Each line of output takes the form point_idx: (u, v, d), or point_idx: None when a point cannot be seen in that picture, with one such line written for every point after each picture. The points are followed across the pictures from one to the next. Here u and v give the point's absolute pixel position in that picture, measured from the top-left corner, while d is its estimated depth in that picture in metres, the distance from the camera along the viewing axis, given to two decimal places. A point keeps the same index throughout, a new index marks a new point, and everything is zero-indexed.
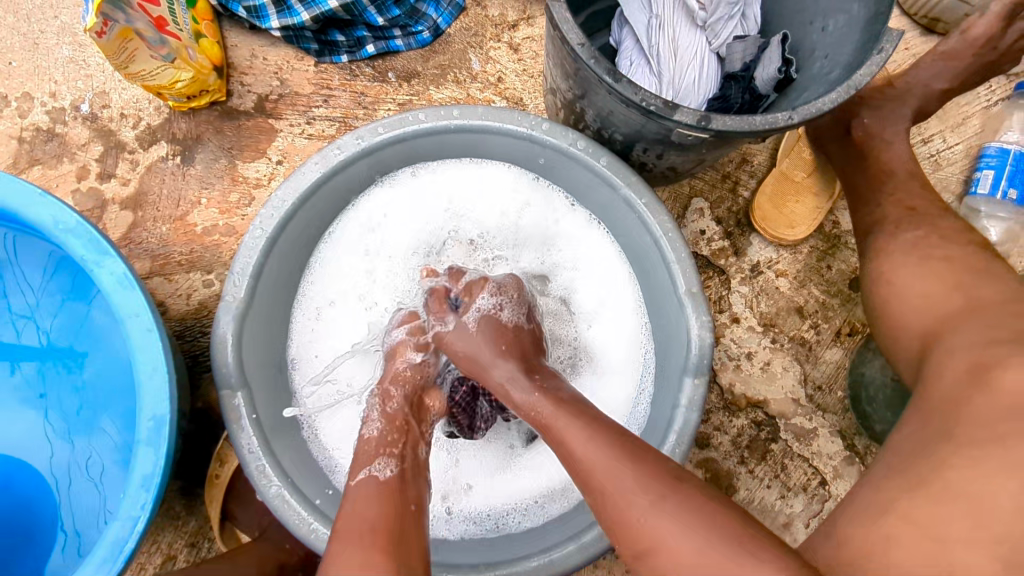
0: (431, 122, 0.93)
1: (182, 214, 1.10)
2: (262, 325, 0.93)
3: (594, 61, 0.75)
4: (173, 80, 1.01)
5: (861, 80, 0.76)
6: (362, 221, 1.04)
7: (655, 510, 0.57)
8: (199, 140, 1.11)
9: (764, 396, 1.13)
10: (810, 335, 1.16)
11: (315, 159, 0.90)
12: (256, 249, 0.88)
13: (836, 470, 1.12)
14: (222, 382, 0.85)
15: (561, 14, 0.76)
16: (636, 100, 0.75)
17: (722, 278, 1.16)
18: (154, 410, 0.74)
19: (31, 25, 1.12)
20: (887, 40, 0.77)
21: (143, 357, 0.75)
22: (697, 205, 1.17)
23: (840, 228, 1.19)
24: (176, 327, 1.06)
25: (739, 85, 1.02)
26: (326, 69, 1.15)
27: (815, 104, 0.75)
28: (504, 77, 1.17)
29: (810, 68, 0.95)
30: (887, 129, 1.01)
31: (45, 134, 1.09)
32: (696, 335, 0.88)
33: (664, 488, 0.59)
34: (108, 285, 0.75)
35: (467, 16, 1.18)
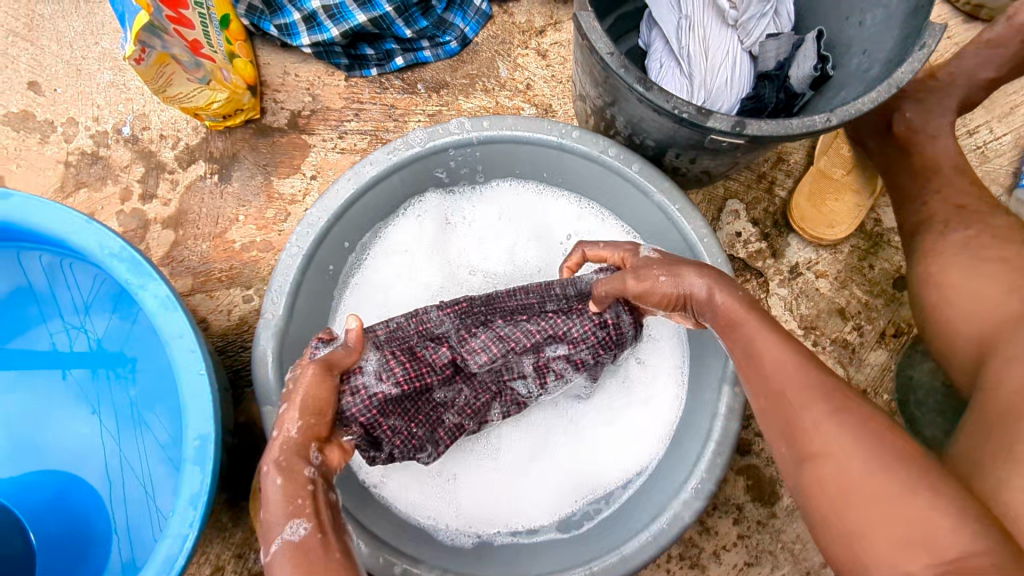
0: (460, 136, 0.94)
1: (221, 231, 1.12)
2: (303, 341, 0.95)
3: (623, 69, 0.73)
4: (209, 101, 1.03)
5: (902, 78, 0.74)
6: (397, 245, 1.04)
7: (828, 416, 0.53)
8: (235, 158, 1.14)
9: None
10: (852, 337, 1.13)
11: (347, 176, 0.92)
12: (293, 267, 0.89)
13: None
14: (264, 398, 0.86)
15: (589, 23, 0.75)
16: (667, 107, 0.73)
17: (760, 281, 1.13)
18: (199, 429, 0.76)
19: (73, 52, 1.15)
20: (930, 34, 0.74)
21: (186, 377, 0.77)
22: (732, 207, 1.15)
23: (882, 226, 1.15)
24: (217, 343, 1.09)
25: (773, 84, 1.00)
26: (356, 83, 1.16)
27: (854, 105, 0.73)
28: (533, 84, 1.17)
29: (848, 65, 0.92)
30: (931, 123, 0.97)
31: (90, 158, 1.13)
32: None
33: (837, 400, 0.54)
34: (151, 307, 0.77)
35: (493, 25, 1.18)
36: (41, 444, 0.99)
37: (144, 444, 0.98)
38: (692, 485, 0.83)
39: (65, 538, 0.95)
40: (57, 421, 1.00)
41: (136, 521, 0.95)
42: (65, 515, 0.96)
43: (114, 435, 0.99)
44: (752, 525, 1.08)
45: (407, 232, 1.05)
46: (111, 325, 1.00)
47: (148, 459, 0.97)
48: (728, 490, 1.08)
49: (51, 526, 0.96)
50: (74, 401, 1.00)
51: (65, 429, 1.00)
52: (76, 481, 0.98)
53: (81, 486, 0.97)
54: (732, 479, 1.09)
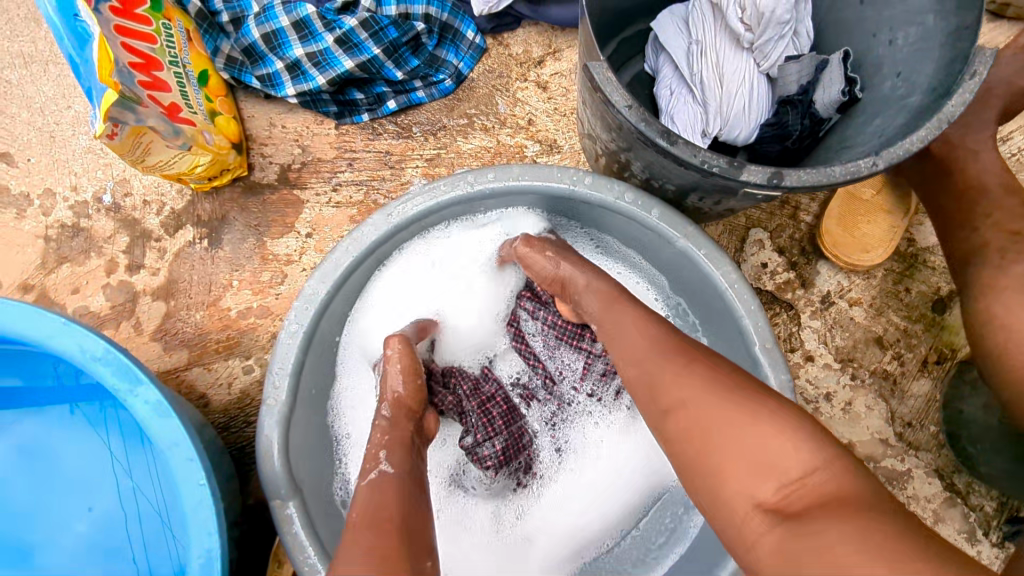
0: (463, 190, 0.86)
1: (215, 299, 1.05)
2: (307, 420, 0.88)
3: (644, 122, 0.66)
4: (192, 165, 0.96)
5: (953, 112, 0.66)
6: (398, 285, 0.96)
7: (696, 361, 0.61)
8: (225, 220, 1.07)
9: (848, 438, 1.04)
10: (893, 367, 1.06)
11: (346, 242, 0.85)
12: (293, 346, 0.83)
13: (936, 513, 1.02)
14: (272, 492, 0.80)
15: (602, 75, 0.67)
16: (695, 161, 0.66)
17: (790, 313, 1.06)
18: (203, 545, 0.70)
19: (45, 119, 1.09)
20: (981, 60, 0.66)
21: (185, 489, 0.70)
22: (756, 236, 1.08)
23: (916, 246, 1.08)
24: (220, 420, 1.02)
25: (797, 110, 0.92)
26: (347, 130, 1.09)
27: (901, 146, 0.66)
28: (535, 119, 1.10)
29: (878, 87, 0.85)
30: (971, 139, 0.89)
31: (71, 230, 1.06)
32: (776, 397, 0.81)
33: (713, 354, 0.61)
34: (143, 415, 0.71)
35: (489, 58, 1.11)
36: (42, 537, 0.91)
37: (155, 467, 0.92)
38: None
39: None
40: (63, 446, 0.93)
41: (152, 536, 0.90)
42: (85, 545, 0.91)
43: (124, 457, 0.92)
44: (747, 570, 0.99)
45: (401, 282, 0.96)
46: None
47: (160, 479, 0.91)
48: None
49: None
50: (76, 480, 0.93)
51: (71, 445, 0.93)
52: (85, 512, 0.92)
53: (94, 512, 0.92)
54: None
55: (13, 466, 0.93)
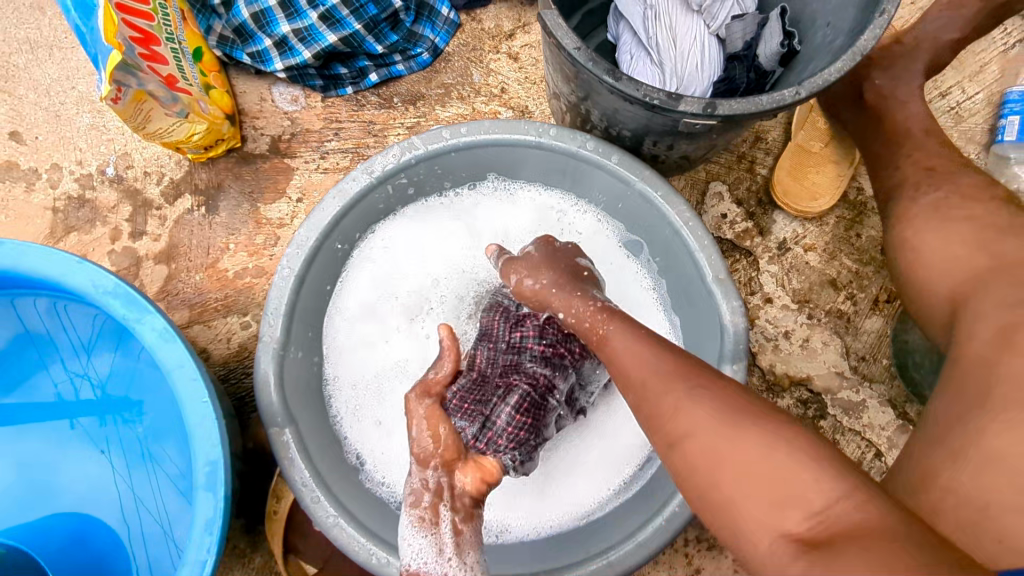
0: (438, 144, 0.94)
1: (213, 261, 1.13)
2: (302, 359, 0.95)
3: (592, 63, 0.74)
4: (189, 134, 1.03)
5: (866, 45, 0.75)
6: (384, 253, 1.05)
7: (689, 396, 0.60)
8: (220, 188, 1.15)
9: (807, 373, 1.12)
10: (846, 306, 1.14)
11: (333, 194, 0.93)
12: (286, 288, 0.90)
13: (890, 440, 1.10)
14: (270, 420, 0.87)
15: (554, 21, 0.75)
16: (638, 96, 0.74)
17: (749, 260, 1.14)
18: (208, 455, 0.77)
19: (51, 99, 1.17)
20: (888, 2, 0.75)
21: (190, 406, 0.78)
22: (715, 189, 1.16)
23: (864, 195, 1.16)
24: (219, 372, 1.09)
25: (743, 64, 1.01)
26: (333, 103, 1.18)
27: (821, 76, 0.74)
28: (508, 88, 1.18)
29: (812, 39, 0.94)
30: (900, 89, 0.98)
31: (77, 202, 1.14)
32: (729, 321, 0.89)
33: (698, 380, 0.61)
34: (150, 340, 0.78)
35: (463, 33, 1.19)
36: (59, 480, 0.99)
37: (155, 480, 0.99)
38: None
39: (104, 545, 0.97)
40: (65, 470, 1.00)
41: (156, 556, 0.96)
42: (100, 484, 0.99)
43: (126, 474, 0.99)
44: (712, 546, 1.08)
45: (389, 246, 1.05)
46: (113, 364, 1.01)
47: (161, 490, 0.98)
48: None
49: (91, 528, 0.98)
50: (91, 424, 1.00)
51: (74, 466, 1.00)
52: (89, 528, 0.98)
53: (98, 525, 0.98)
54: None
55: (30, 412, 1.00)
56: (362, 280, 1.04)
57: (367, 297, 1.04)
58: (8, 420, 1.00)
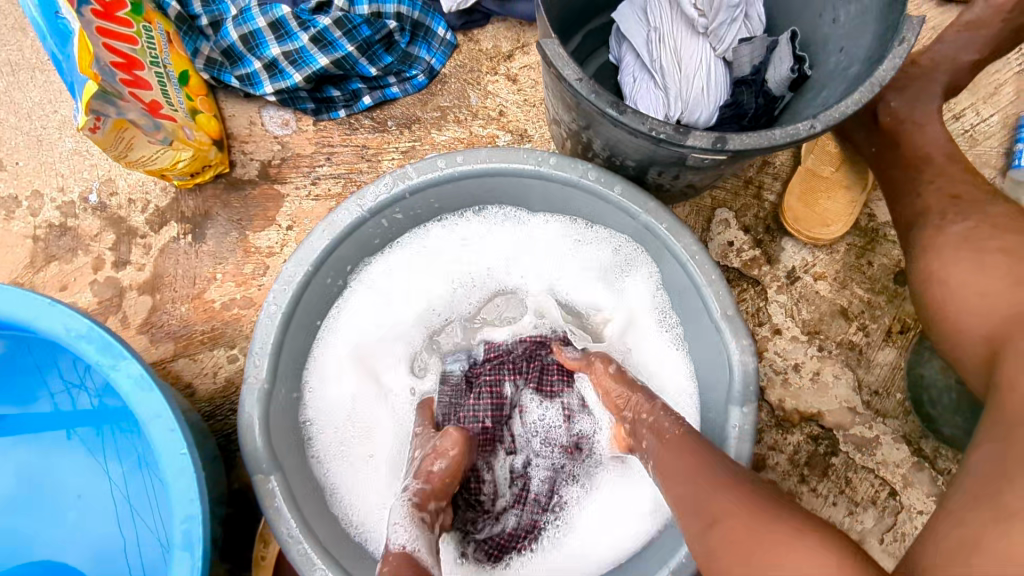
0: (432, 174, 0.90)
1: (200, 291, 1.09)
2: (288, 397, 0.91)
3: (595, 95, 0.70)
4: (174, 161, 0.99)
5: (884, 76, 0.70)
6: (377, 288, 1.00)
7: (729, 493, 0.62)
8: (208, 216, 1.10)
9: (817, 408, 1.07)
10: (858, 337, 1.09)
11: (322, 226, 0.89)
12: (273, 327, 0.86)
13: (906, 478, 1.05)
14: (254, 468, 0.83)
15: (554, 50, 0.71)
16: (644, 129, 0.70)
17: (757, 289, 1.10)
18: (185, 511, 0.72)
19: (32, 123, 1.12)
20: (908, 28, 0.71)
21: (168, 458, 0.73)
22: (721, 216, 1.12)
23: (876, 221, 1.12)
24: (205, 408, 1.05)
25: (751, 89, 0.97)
26: (325, 127, 1.13)
27: (836, 108, 0.70)
28: (506, 111, 1.14)
29: (825, 63, 0.90)
30: (918, 111, 0.94)
31: (58, 230, 1.10)
32: (739, 361, 0.85)
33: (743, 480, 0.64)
34: (125, 388, 0.74)
35: (460, 54, 1.15)
36: (34, 525, 0.94)
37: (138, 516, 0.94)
38: None
39: None
40: (60, 478, 0.95)
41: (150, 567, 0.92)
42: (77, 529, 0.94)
43: (121, 484, 0.95)
44: None
45: (381, 281, 1.00)
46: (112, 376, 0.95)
47: (157, 503, 0.94)
48: None
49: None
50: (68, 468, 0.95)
51: (71, 472, 0.95)
52: (82, 537, 0.94)
53: (91, 538, 0.94)
54: None
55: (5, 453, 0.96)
56: (359, 305, 0.99)
57: (363, 325, 0.99)
58: (3, 426, 0.95)
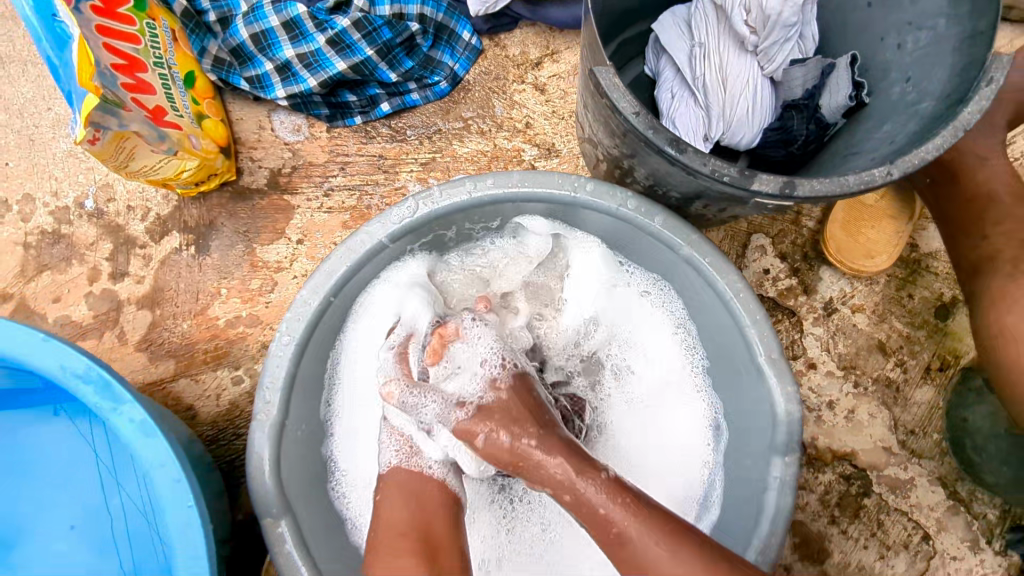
0: (460, 198, 0.84)
1: (203, 307, 1.02)
2: (299, 430, 0.85)
3: (652, 130, 0.64)
4: (178, 171, 0.92)
5: (969, 119, 0.64)
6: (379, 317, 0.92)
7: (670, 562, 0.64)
8: (213, 226, 1.04)
9: (851, 447, 1.03)
10: (896, 374, 1.04)
11: (340, 252, 0.82)
12: (285, 361, 0.80)
13: (940, 522, 1.01)
14: (264, 511, 0.77)
15: (609, 79, 0.64)
16: (704, 171, 0.64)
17: (792, 320, 1.05)
18: (191, 570, 0.67)
19: (24, 121, 1.05)
20: (997, 67, 0.64)
21: (172, 510, 0.67)
22: (757, 242, 1.06)
23: (919, 252, 1.07)
24: (208, 433, 0.99)
25: (802, 114, 0.90)
26: (339, 134, 1.06)
27: (916, 154, 0.64)
28: (533, 122, 1.07)
29: (887, 91, 0.83)
30: (980, 145, 0.88)
31: (51, 237, 1.02)
32: (783, 409, 0.80)
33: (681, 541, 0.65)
34: (128, 434, 0.67)
35: (485, 59, 1.08)
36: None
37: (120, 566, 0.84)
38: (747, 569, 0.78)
39: None
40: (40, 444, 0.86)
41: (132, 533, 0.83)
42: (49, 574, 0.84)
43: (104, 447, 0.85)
44: None
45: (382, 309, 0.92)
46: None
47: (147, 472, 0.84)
48: None
49: None
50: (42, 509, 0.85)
51: (52, 443, 0.86)
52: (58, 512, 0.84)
53: (77, 494, 0.85)
54: None
55: None
56: (362, 338, 0.92)
57: (372, 361, 0.92)
58: None
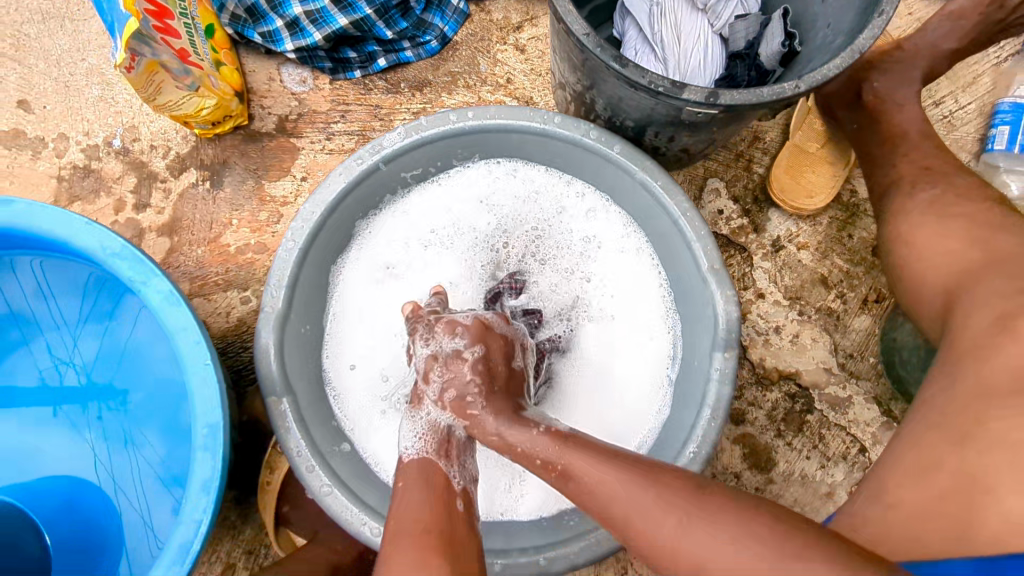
0: (445, 126, 0.96)
1: (215, 236, 1.14)
2: (301, 328, 0.97)
3: (600, 48, 0.76)
4: (198, 108, 1.05)
5: (863, 44, 0.77)
6: (394, 230, 1.08)
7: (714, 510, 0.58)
8: (226, 164, 1.16)
9: (795, 367, 1.14)
10: (837, 304, 1.16)
11: (339, 171, 0.95)
12: (290, 262, 0.92)
13: (875, 436, 1.12)
14: (269, 389, 0.88)
15: (565, 8, 0.77)
16: (643, 82, 0.76)
17: (743, 256, 1.17)
18: (208, 418, 0.78)
19: (61, 70, 1.18)
20: (888, 2, 0.78)
21: (192, 369, 0.79)
22: (713, 185, 1.19)
23: (858, 197, 1.19)
24: (218, 345, 1.10)
25: (745, 63, 1.03)
26: (341, 86, 1.19)
27: (820, 71, 0.76)
28: (513, 78, 1.20)
29: (814, 39, 0.96)
30: (898, 92, 1.01)
31: (82, 171, 1.15)
32: (722, 310, 0.91)
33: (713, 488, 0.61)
34: (156, 303, 0.79)
35: (472, 23, 1.22)
36: (51, 445, 0.99)
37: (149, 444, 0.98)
38: (690, 450, 0.88)
39: (95, 511, 0.97)
40: (59, 421, 1.00)
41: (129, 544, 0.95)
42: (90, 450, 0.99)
43: (111, 450, 0.99)
44: None
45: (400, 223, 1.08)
46: (101, 345, 1.00)
47: (142, 481, 0.97)
48: (725, 459, 1.11)
49: (83, 494, 0.98)
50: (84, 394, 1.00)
51: (92, 340, 1.00)
52: (87, 458, 0.99)
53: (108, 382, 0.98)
54: (729, 448, 1.12)
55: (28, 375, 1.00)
56: (377, 249, 1.07)
57: (380, 269, 1.07)
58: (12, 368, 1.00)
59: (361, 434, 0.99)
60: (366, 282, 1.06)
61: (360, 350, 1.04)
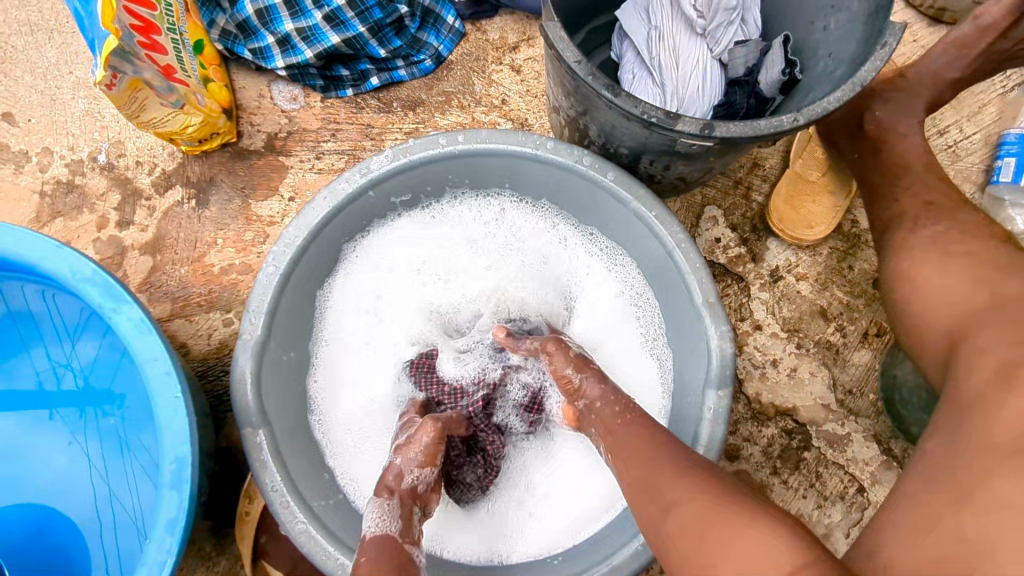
0: (433, 150, 0.93)
1: (200, 255, 1.11)
2: (283, 355, 0.94)
3: (592, 77, 0.74)
4: (183, 125, 1.03)
5: (866, 76, 0.74)
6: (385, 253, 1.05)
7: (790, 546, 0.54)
8: (212, 182, 1.13)
9: (792, 403, 1.11)
10: (836, 338, 1.13)
11: (324, 194, 0.92)
12: (271, 287, 0.89)
13: (874, 476, 1.09)
14: (244, 420, 0.85)
15: (556, 34, 0.74)
16: (636, 112, 0.74)
17: (740, 286, 1.14)
18: (176, 453, 0.75)
19: (47, 82, 1.15)
20: (891, 34, 0.75)
21: (162, 401, 0.76)
22: (710, 213, 1.16)
23: (859, 227, 1.16)
24: (198, 368, 1.07)
25: (744, 89, 1.01)
26: (332, 104, 1.17)
27: (820, 104, 0.73)
28: (509, 99, 1.18)
29: (815, 68, 0.94)
30: (902, 122, 0.98)
31: (65, 187, 1.12)
32: (716, 346, 0.88)
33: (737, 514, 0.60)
34: (126, 331, 0.76)
35: (467, 42, 1.19)
36: (24, 470, 0.96)
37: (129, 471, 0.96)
38: None
39: (66, 540, 0.94)
40: (36, 445, 0.97)
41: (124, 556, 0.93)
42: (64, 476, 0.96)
43: (102, 477, 0.96)
44: None
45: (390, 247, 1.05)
46: (99, 353, 0.98)
47: (126, 519, 0.94)
48: None
49: (53, 522, 0.94)
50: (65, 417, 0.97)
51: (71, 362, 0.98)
52: (60, 484, 0.96)
53: None
54: None
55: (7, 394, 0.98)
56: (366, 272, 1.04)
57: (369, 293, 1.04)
58: None
59: (339, 460, 0.96)
60: (354, 305, 1.03)
61: (343, 372, 1.01)
